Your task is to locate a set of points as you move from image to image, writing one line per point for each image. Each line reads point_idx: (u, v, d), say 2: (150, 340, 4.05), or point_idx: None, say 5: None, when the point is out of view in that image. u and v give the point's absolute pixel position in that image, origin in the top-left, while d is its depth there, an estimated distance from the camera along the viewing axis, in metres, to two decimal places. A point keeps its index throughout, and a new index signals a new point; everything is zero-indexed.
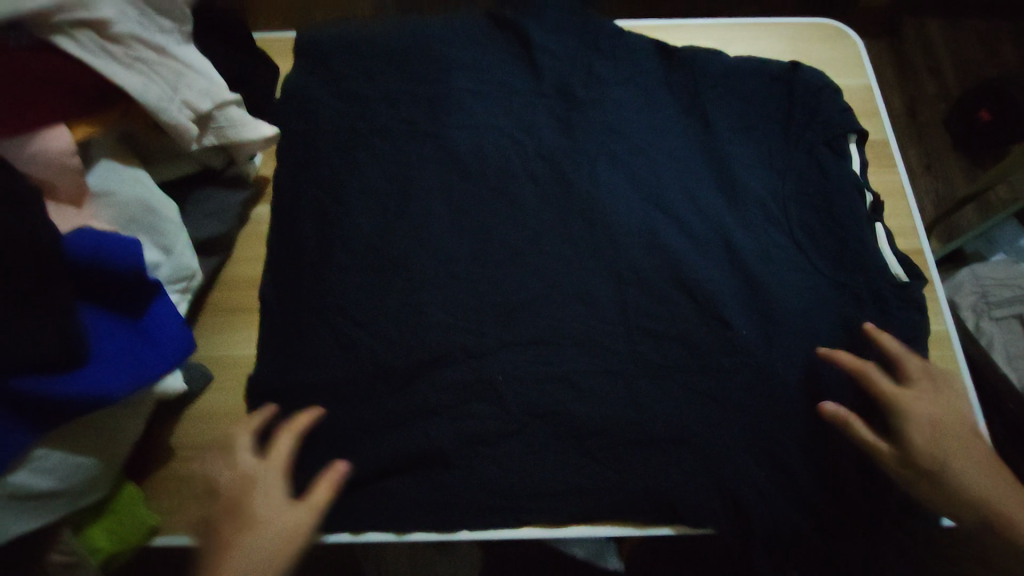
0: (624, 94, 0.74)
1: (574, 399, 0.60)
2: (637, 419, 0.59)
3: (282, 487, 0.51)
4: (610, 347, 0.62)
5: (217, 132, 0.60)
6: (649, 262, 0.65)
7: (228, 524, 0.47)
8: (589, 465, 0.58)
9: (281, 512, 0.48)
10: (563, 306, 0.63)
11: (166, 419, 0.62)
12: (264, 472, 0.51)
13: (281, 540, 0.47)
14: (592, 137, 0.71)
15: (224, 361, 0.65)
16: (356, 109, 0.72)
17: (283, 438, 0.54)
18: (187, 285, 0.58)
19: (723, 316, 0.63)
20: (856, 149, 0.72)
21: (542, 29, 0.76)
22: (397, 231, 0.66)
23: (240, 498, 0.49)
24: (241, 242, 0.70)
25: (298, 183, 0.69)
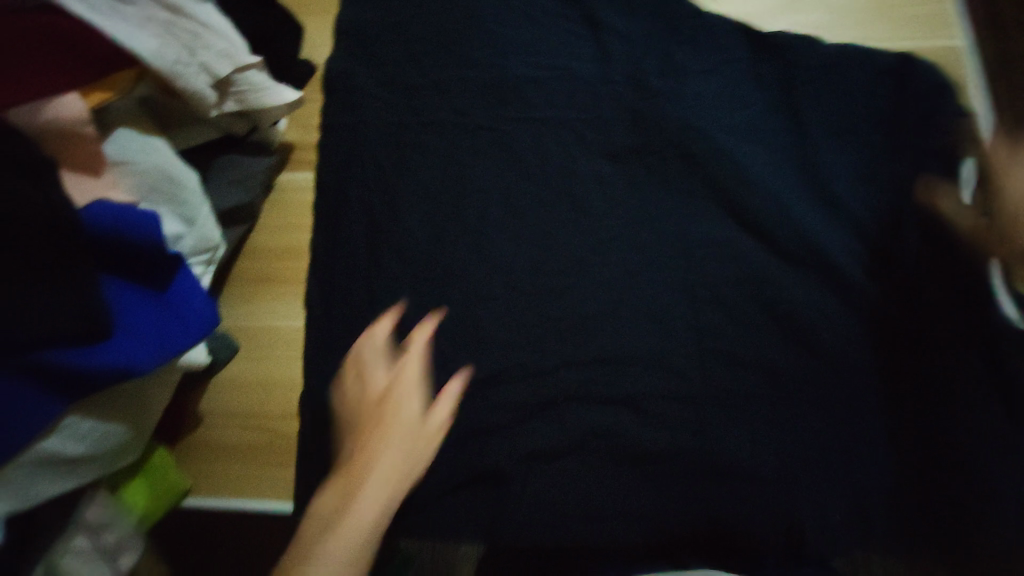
0: (703, 82, 0.68)
1: (637, 423, 0.59)
2: (701, 448, 0.58)
3: (417, 399, 0.56)
4: (677, 366, 0.60)
5: (237, 97, 0.58)
6: (718, 275, 0.62)
7: (373, 428, 0.54)
8: (645, 489, 0.58)
9: (416, 421, 0.55)
10: (629, 326, 0.61)
11: (199, 390, 0.62)
12: (400, 388, 0.56)
13: (417, 448, 0.54)
14: (663, 133, 0.66)
15: (252, 331, 0.65)
16: (410, 100, 0.69)
17: (411, 350, 0.59)
18: (209, 255, 0.57)
19: (770, 316, 0.61)
20: (970, 165, 0.62)
21: (614, 11, 0.71)
22: (453, 234, 0.65)
23: (382, 407, 0.55)
24: (268, 210, 0.69)
25: (349, 180, 0.67)
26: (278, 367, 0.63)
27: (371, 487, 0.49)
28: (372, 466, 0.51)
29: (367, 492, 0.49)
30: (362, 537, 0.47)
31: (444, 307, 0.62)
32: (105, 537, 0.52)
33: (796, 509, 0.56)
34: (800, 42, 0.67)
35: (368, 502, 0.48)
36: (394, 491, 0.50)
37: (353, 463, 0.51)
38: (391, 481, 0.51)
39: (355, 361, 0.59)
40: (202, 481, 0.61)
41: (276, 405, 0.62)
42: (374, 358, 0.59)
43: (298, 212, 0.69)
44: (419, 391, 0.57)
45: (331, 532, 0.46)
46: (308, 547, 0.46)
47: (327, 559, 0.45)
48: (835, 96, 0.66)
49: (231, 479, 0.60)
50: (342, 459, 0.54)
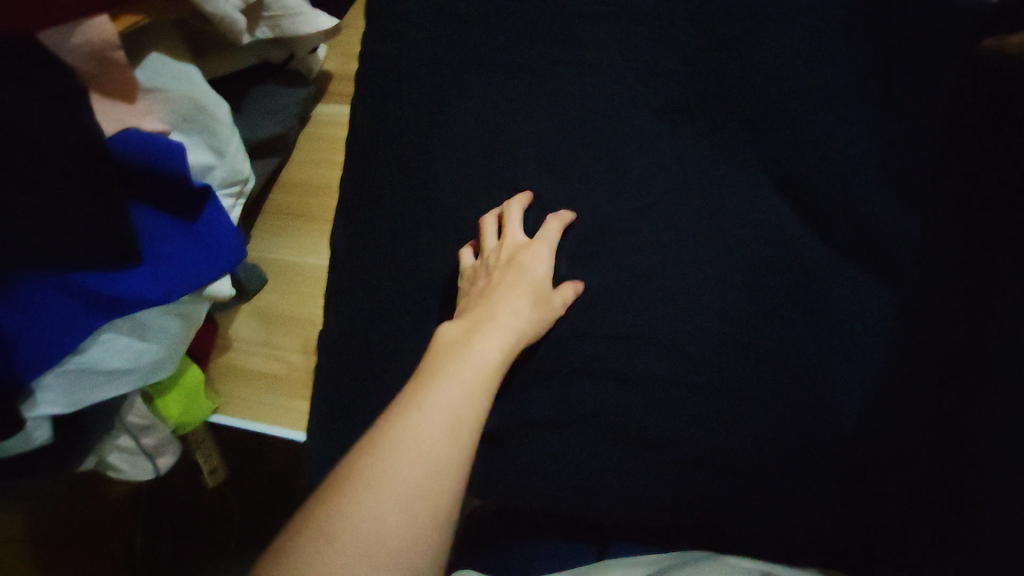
0: (786, 32, 0.57)
1: (650, 412, 0.52)
2: (719, 448, 0.50)
3: (543, 271, 0.55)
4: (703, 358, 0.52)
5: (270, 23, 0.55)
6: (769, 257, 0.54)
7: (500, 282, 0.53)
8: (650, 483, 0.51)
9: (541, 286, 0.54)
10: (657, 305, 0.54)
11: (232, 316, 0.66)
12: (531, 256, 0.55)
13: (540, 312, 0.52)
14: (728, 92, 0.58)
15: (280, 264, 0.66)
16: (455, 32, 0.64)
17: (549, 226, 0.57)
18: (239, 188, 0.58)
19: (827, 305, 0.52)
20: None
21: None
22: (484, 187, 0.61)
23: (514, 263, 0.54)
24: (301, 144, 0.68)
25: (384, 118, 0.64)
26: (303, 303, 0.65)
27: (495, 332, 0.48)
28: (493, 316, 0.49)
29: (491, 332, 0.48)
30: (485, 372, 0.44)
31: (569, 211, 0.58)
32: (143, 440, 0.60)
33: (828, 529, 0.49)
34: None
35: (493, 343, 0.47)
36: (510, 343, 0.48)
37: (479, 309, 0.50)
38: (514, 330, 0.49)
39: (486, 224, 0.58)
40: (229, 399, 0.65)
41: (299, 339, 0.64)
42: (513, 221, 0.57)
43: (331, 150, 0.68)
44: (546, 266, 0.55)
45: (457, 359, 0.44)
46: (430, 370, 0.43)
47: (451, 383, 0.42)
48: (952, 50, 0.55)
49: (254, 401, 0.64)
50: (464, 307, 0.52)
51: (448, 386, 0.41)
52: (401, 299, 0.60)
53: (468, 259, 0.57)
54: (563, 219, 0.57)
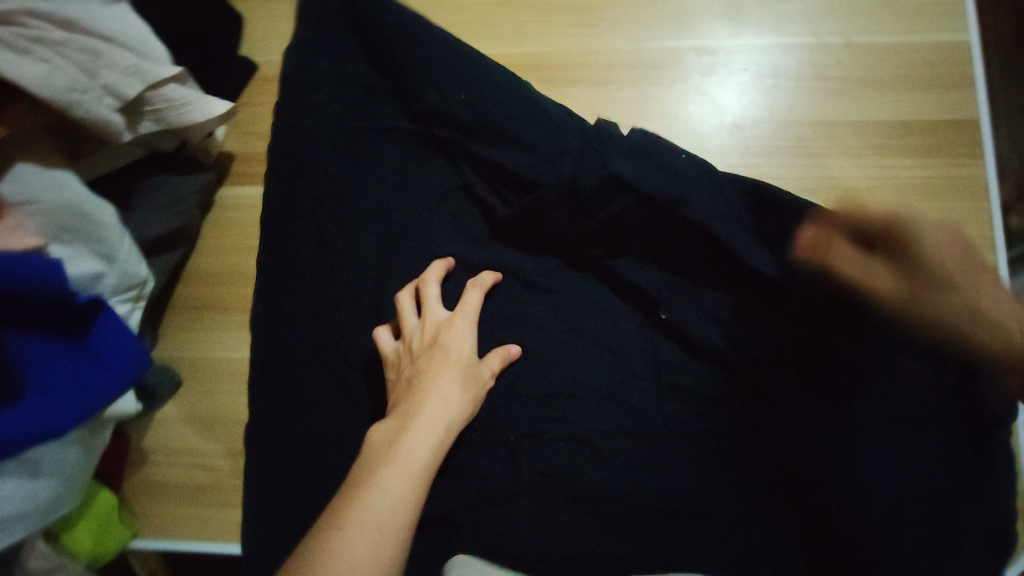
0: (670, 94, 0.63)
1: (593, 462, 0.56)
2: (658, 488, 0.54)
3: (468, 344, 0.54)
4: (635, 399, 0.56)
5: (156, 116, 0.51)
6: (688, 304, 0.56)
7: (425, 371, 0.52)
8: (600, 530, 0.54)
9: (468, 365, 0.53)
10: (586, 359, 0.58)
11: (145, 425, 0.61)
12: (454, 331, 0.54)
13: (468, 389, 0.52)
14: None
15: (195, 362, 0.61)
16: (358, 102, 0.63)
17: (469, 293, 0.57)
18: (137, 292, 0.53)
19: (745, 344, 0.54)
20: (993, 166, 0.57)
21: (579, 13, 0.66)
22: (404, 257, 0.61)
23: (438, 345, 0.54)
24: (204, 231, 0.64)
25: (294, 195, 0.62)
26: (224, 401, 0.60)
27: (423, 432, 0.49)
28: (419, 414, 0.49)
29: (417, 434, 0.48)
30: (412, 478, 0.46)
31: (496, 270, 0.59)
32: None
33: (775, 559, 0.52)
34: (778, 40, 0.63)
35: (420, 443, 0.48)
36: (440, 440, 0.49)
37: (406, 406, 0.50)
38: (443, 424, 0.50)
39: (404, 301, 0.57)
40: (152, 520, 0.59)
41: (227, 442, 0.60)
42: (432, 297, 0.56)
43: (241, 232, 0.64)
44: (471, 337, 0.55)
45: (381, 473, 0.46)
46: (355, 489, 0.45)
47: (374, 500, 0.44)
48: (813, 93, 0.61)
49: (181, 519, 0.59)
50: (394, 401, 0.53)
51: (377, 502, 0.44)
52: (338, 385, 0.58)
53: (389, 344, 0.55)
54: (486, 281, 0.57)
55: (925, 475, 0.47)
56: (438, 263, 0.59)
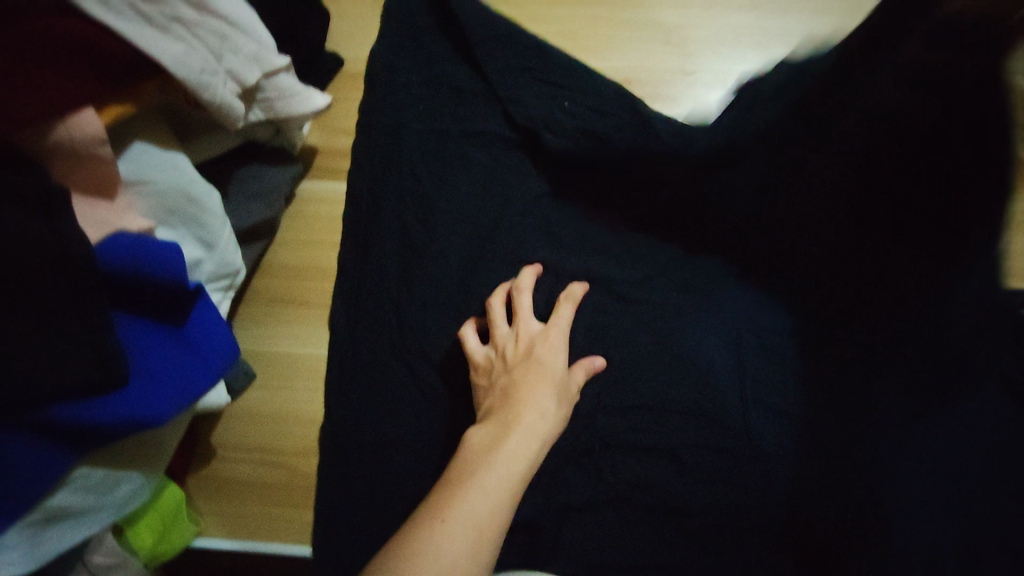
0: None
1: (678, 477, 0.55)
2: (745, 506, 0.54)
3: (562, 357, 0.53)
4: (723, 415, 0.56)
5: (264, 105, 0.51)
6: (768, 320, 0.60)
7: (521, 381, 0.50)
8: (683, 545, 0.54)
9: (562, 380, 0.51)
10: (674, 371, 0.58)
11: (212, 419, 0.59)
12: (549, 342, 0.53)
13: (562, 402, 0.51)
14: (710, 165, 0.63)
15: (271, 357, 0.60)
16: (450, 106, 0.64)
17: (563, 307, 0.56)
18: (230, 281, 0.52)
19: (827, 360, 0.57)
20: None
21: (664, 33, 0.68)
22: (491, 260, 0.60)
23: (531, 355, 0.52)
24: (285, 224, 0.63)
25: (380, 194, 0.62)
26: (299, 398, 0.59)
27: (522, 441, 0.45)
28: (516, 421, 0.47)
29: (516, 442, 0.45)
30: (512, 484, 0.43)
31: (583, 281, 0.59)
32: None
33: None
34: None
35: (516, 454, 0.44)
36: (537, 450, 0.46)
37: (502, 412, 0.48)
38: (540, 435, 0.47)
39: (496, 308, 0.56)
40: (218, 517, 0.57)
41: (299, 441, 0.58)
42: (524, 307, 0.56)
43: (322, 228, 0.63)
44: (564, 351, 0.53)
45: (477, 476, 0.42)
46: (450, 487, 0.42)
47: (474, 501, 0.40)
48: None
49: (249, 518, 0.57)
50: (484, 406, 0.50)
51: (473, 504, 0.40)
52: (422, 387, 0.57)
53: (479, 351, 0.54)
54: (576, 293, 0.57)
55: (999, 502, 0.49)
56: (528, 270, 0.58)
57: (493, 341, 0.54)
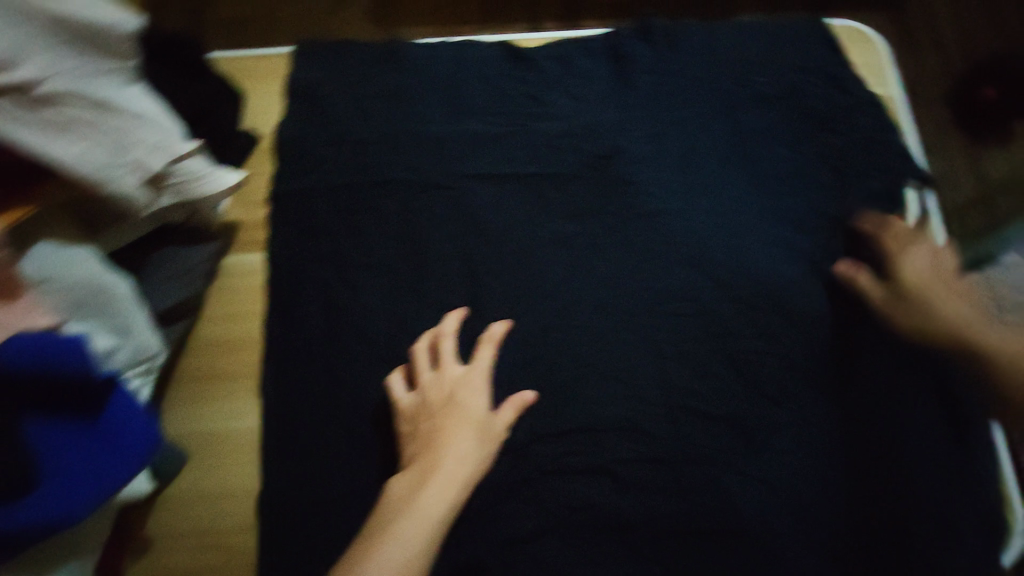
0: (657, 137, 0.69)
1: (617, 492, 0.57)
2: (680, 510, 0.56)
3: (484, 398, 0.55)
4: (653, 425, 0.59)
5: (174, 190, 0.52)
6: (687, 328, 0.62)
7: (441, 427, 0.52)
8: (626, 555, 0.56)
9: (483, 421, 0.53)
10: (607, 390, 0.60)
11: (144, 506, 0.57)
12: (470, 384, 0.55)
13: (484, 442, 0.52)
14: (616, 190, 0.67)
15: (203, 437, 0.59)
16: (364, 163, 0.67)
17: (487, 347, 0.58)
18: (149, 365, 0.52)
19: (743, 360, 0.60)
20: (914, 197, 0.69)
21: (564, 68, 0.72)
22: (417, 305, 0.62)
23: (453, 399, 0.54)
24: (210, 299, 0.63)
25: (301, 255, 0.64)
26: (234, 473, 0.58)
27: (441, 487, 0.48)
28: (434, 469, 0.49)
29: (432, 491, 0.47)
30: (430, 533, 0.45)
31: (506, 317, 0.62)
32: None
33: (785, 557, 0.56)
34: (742, 90, 0.71)
35: (433, 502, 0.47)
36: (454, 495, 0.48)
37: (423, 459, 0.50)
38: (460, 479, 0.49)
39: (420, 353, 0.58)
40: None
41: (240, 516, 0.57)
42: (447, 351, 0.57)
43: (247, 299, 0.64)
44: (487, 392, 0.55)
45: (393, 529, 0.44)
46: (369, 542, 0.44)
47: (386, 553, 0.43)
48: (777, 137, 0.69)
49: None
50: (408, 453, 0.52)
51: (387, 557, 0.42)
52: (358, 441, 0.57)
53: (405, 396, 0.55)
54: (498, 328, 0.59)
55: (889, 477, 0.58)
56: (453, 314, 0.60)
57: (418, 386, 0.56)
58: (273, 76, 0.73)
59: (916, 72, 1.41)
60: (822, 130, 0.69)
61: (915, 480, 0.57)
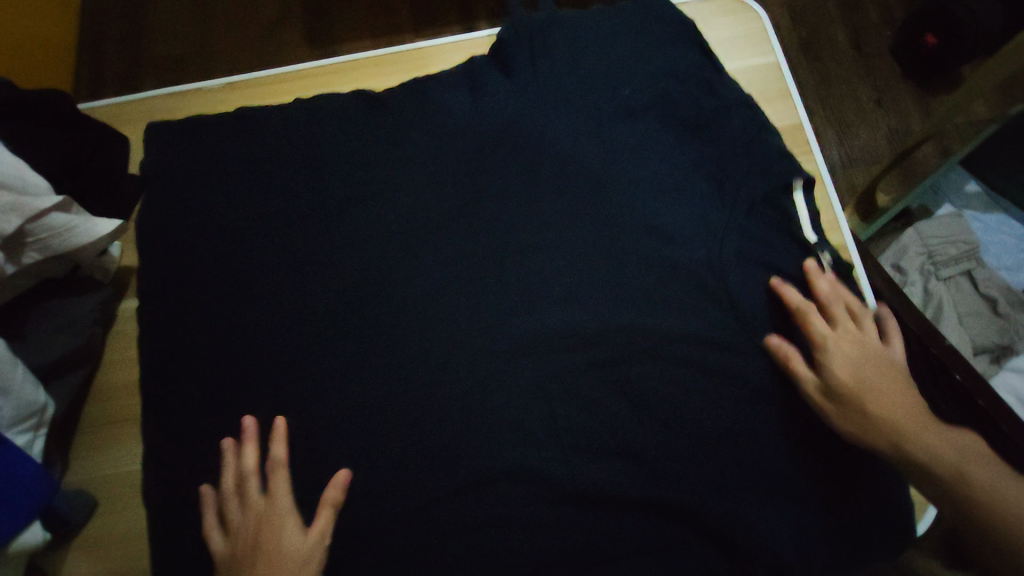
0: (530, 139, 0.72)
1: (513, 483, 0.59)
2: (575, 495, 0.59)
3: (290, 526, 0.56)
4: (539, 414, 0.62)
5: (38, 246, 0.54)
6: (567, 319, 0.65)
7: (250, 571, 0.54)
8: (529, 543, 0.58)
9: (293, 553, 0.55)
10: (494, 384, 0.63)
11: (61, 551, 0.58)
12: (273, 516, 0.56)
13: (296, 572, 0.54)
14: (494, 195, 0.70)
15: (114, 479, 0.61)
16: (251, 191, 0.70)
17: (280, 472, 0.58)
18: (37, 418, 0.53)
19: (619, 348, 0.64)
20: (801, 198, 0.71)
21: (439, 85, 0.76)
22: (308, 321, 0.65)
23: (258, 538, 0.55)
24: (108, 345, 0.66)
25: (194, 288, 0.66)
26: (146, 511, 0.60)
27: None
28: None
29: None
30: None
31: (282, 418, 0.60)
32: None
33: (679, 532, 0.59)
34: (605, 88, 0.74)
35: None
36: None
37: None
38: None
39: (223, 494, 0.58)
40: None
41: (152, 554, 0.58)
42: (245, 485, 0.58)
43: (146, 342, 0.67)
44: (293, 517, 0.57)
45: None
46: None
47: None
48: (642, 132, 0.73)
49: None
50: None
51: None
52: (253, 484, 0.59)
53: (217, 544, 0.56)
54: (281, 445, 0.59)
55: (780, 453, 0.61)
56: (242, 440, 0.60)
57: (227, 530, 0.57)
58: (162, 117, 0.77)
59: (855, 25, 1.40)
60: (682, 125, 0.74)
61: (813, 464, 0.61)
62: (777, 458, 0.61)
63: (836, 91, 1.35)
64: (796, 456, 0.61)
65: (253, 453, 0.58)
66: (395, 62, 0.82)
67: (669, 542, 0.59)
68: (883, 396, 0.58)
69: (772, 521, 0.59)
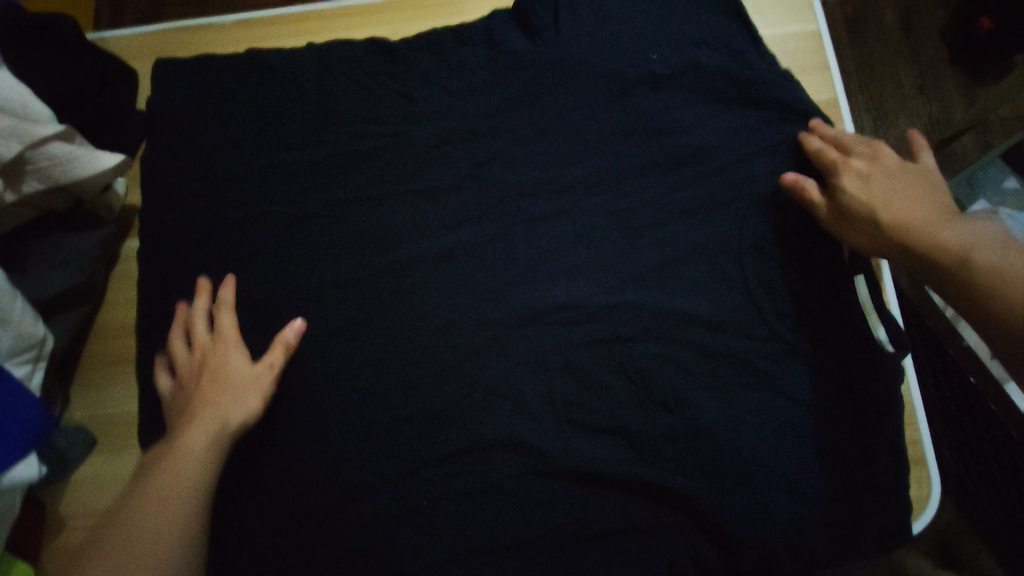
0: (550, 99, 0.69)
1: (506, 452, 0.59)
2: (567, 467, 0.58)
3: (240, 353, 0.58)
4: (537, 386, 0.61)
5: (38, 174, 0.53)
6: (574, 290, 0.63)
7: (198, 388, 0.55)
8: (518, 513, 0.57)
9: (241, 375, 0.56)
10: (495, 353, 0.62)
11: (54, 485, 0.59)
12: (221, 344, 0.58)
13: (247, 392, 0.56)
14: (509, 157, 0.68)
15: (111, 419, 0.61)
16: (258, 137, 0.68)
17: (225, 312, 0.60)
18: (36, 351, 0.53)
19: (623, 323, 0.63)
20: None
21: (458, 35, 0.72)
22: (308, 274, 0.63)
23: (205, 363, 0.57)
24: (110, 286, 0.65)
25: (194, 232, 0.65)
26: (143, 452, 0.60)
27: (197, 437, 0.52)
28: (191, 423, 0.53)
29: (193, 434, 0.52)
30: (197, 470, 0.50)
31: (230, 274, 0.63)
32: None
33: (667, 514, 0.58)
34: (632, 50, 0.70)
35: (189, 445, 0.51)
36: (216, 439, 0.52)
37: (187, 417, 0.54)
38: (221, 422, 0.53)
39: (174, 336, 0.60)
40: None
41: None
42: (197, 323, 0.59)
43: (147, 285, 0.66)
44: (241, 346, 0.58)
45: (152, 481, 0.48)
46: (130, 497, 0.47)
47: (148, 487, 0.48)
48: (667, 100, 0.69)
49: None
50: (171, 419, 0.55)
51: (150, 489, 0.47)
52: (248, 436, 0.59)
53: (166, 382, 0.58)
54: (229, 288, 0.61)
55: (780, 442, 0.60)
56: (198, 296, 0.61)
57: (177, 363, 0.58)
58: (169, 51, 0.75)
59: (904, 4, 1.31)
60: (714, 91, 0.69)
61: (817, 458, 0.60)
62: (776, 446, 0.60)
63: (878, 74, 1.28)
64: (796, 446, 0.60)
65: (205, 299, 0.60)
66: (414, 7, 0.77)
67: (659, 523, 0.58)
68: (903, 204, 0.58)
69: (766, 510, 0.58)
